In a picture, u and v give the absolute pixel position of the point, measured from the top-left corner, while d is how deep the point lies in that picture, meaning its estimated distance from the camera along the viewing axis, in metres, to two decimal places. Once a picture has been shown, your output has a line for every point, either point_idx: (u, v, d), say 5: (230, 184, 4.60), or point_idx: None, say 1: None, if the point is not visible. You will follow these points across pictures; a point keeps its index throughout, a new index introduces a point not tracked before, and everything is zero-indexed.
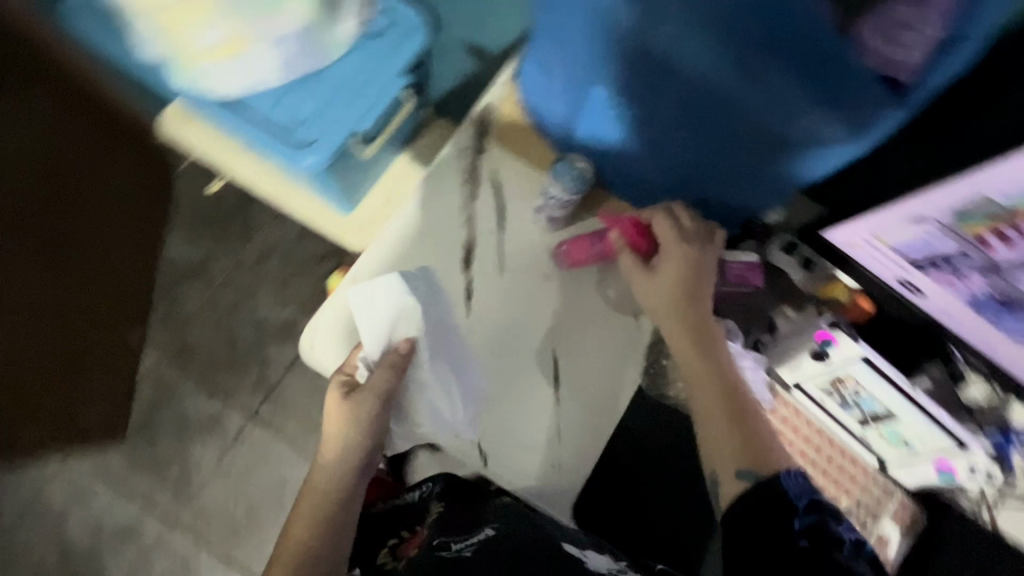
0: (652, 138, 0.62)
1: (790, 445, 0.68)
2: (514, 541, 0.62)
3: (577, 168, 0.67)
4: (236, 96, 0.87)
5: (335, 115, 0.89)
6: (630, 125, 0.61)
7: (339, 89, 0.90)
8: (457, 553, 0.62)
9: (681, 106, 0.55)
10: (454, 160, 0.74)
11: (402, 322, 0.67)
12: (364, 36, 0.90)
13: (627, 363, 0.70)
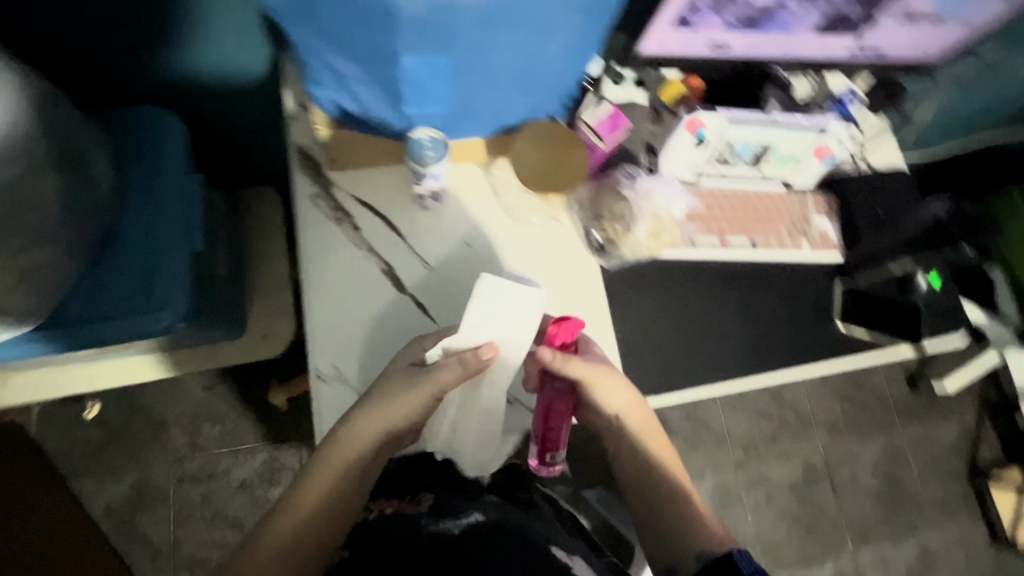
0: (477, 85, 0.58)
1: (721, 220, 0.78)
2: (503, 531, 0.62)
3: (428, 141, 0.61)
4: (49, 313, 0.73)
5: (166, 263, 0.79)
6: (452, 86, 0.57)
7: (150, 234, 0.80)
8: (446, 531, 0.62)
9: (484, 33, 0.53)
10: (314, 211, 0.71)
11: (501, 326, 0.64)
12: (129, 167, 0.81)
13: (577, 254, 0.74)
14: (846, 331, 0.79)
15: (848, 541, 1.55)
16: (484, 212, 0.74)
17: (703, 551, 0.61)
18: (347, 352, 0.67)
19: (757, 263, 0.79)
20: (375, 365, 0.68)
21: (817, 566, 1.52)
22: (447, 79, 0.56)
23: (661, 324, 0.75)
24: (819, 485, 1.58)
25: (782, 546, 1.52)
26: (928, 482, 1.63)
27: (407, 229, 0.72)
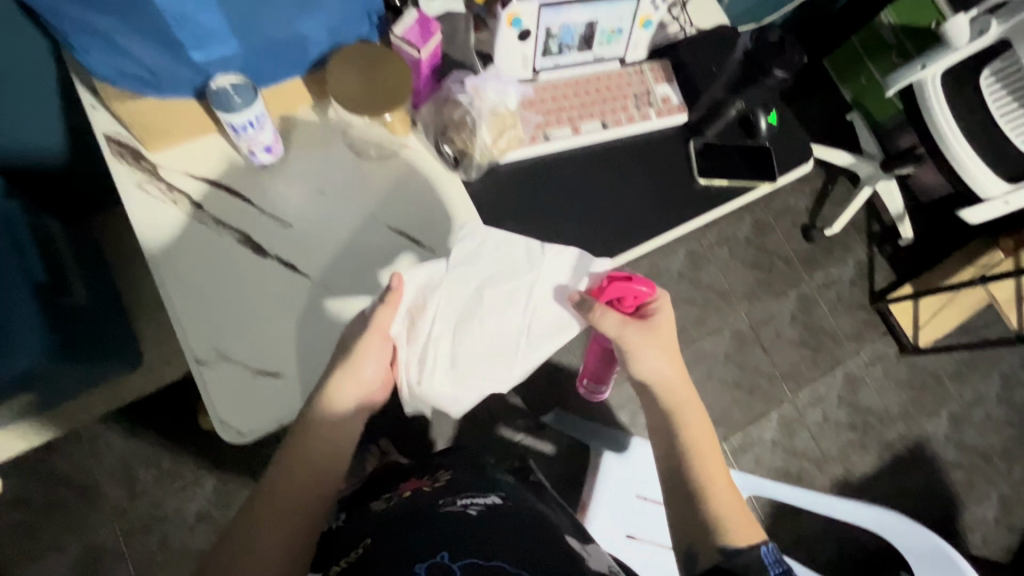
0: (258, 12, 0.53)
1: (569, 108, 0.80)
2: (523, 514, 0.60)
3: (232, 87, 0.57)
4: None
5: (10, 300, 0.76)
6: (228, 20, 0.52)
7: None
8: (462, 508, 0.59)
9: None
10: (144, 199, 0.66)
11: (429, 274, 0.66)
12: None
13: (437, 177, 0.74)
14: (708, 184, 0.84)
15: (786, 389, 1.70)
16: (331, 158, 0.73)
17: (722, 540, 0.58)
18: (223, 331, 0.64)
19: (613, 142, 0.82)
20: (259, 336, 0.65)
21: (766, 419, 1.66)
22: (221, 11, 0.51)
23: (537, 222, 0.77)
24: (750, 348, 1.71)
25: (731, 411, 1.65)
26: (840, 318, 1.80)
27: (256, 193, 0.69)
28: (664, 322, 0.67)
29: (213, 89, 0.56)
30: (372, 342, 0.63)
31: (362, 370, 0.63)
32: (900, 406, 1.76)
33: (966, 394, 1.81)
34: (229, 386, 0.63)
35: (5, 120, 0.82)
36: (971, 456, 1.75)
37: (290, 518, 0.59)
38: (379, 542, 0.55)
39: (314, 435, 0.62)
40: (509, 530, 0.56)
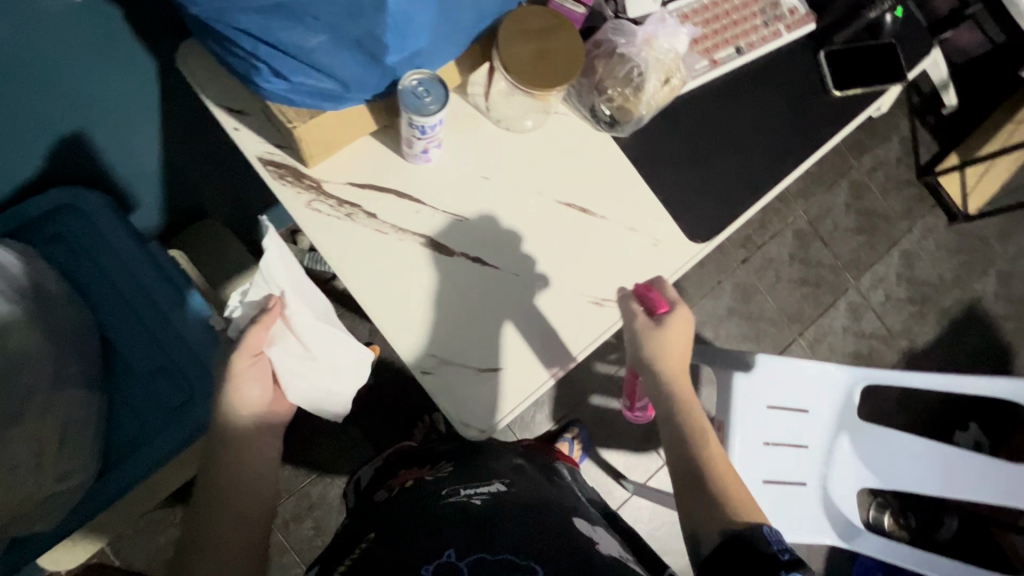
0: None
1: (703, 37, 0.76)
2: (521, 498, 0.70)
3: (419, 85, 0.53)
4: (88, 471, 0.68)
5: (182, 338, 0.76)
6: (432, 11, 0.47)
7: (143, 323, 0.76)
8: (466, 498, 0.69)
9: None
10: (318, 219, 0.63)
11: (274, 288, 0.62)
12: (89, 273, 0.75)
13: (592, 138, 0.71)
14: (844, 95, 0.81)
15: (850, 277, 1.76)
16: (484, 139, 0.69)
17: (727, 523, 0.58)
18: (437, 335, 0.64)
19: (746, 67, 0.79)
20: (463, 337, 0.65)
21: (835, 308, 1.73)
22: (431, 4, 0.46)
23: (690, 167, 0.75)
24: (812, 244, 1.74)
25: (803, 307, 1.71)
26: (891, 197, 1.82)
27: (424, 188, 0.66)
28: (672, 330, 0.67)
29: (401, 88, 0.52)
30: (242, 362, 0.62)
31: (245, 392, 0.64)
32: (953, 273, 1.84)
33: (1010, 249, 1.89)
34: (457, 388, 0.64)
35: (112, 153, 0.76)
36: (1019, 306, 1.86)
37: (244, 501, 0.61)
38: (392, 534, 0.65)
39: (240, 433, 0.63)
40: (514, 512, 0.66)
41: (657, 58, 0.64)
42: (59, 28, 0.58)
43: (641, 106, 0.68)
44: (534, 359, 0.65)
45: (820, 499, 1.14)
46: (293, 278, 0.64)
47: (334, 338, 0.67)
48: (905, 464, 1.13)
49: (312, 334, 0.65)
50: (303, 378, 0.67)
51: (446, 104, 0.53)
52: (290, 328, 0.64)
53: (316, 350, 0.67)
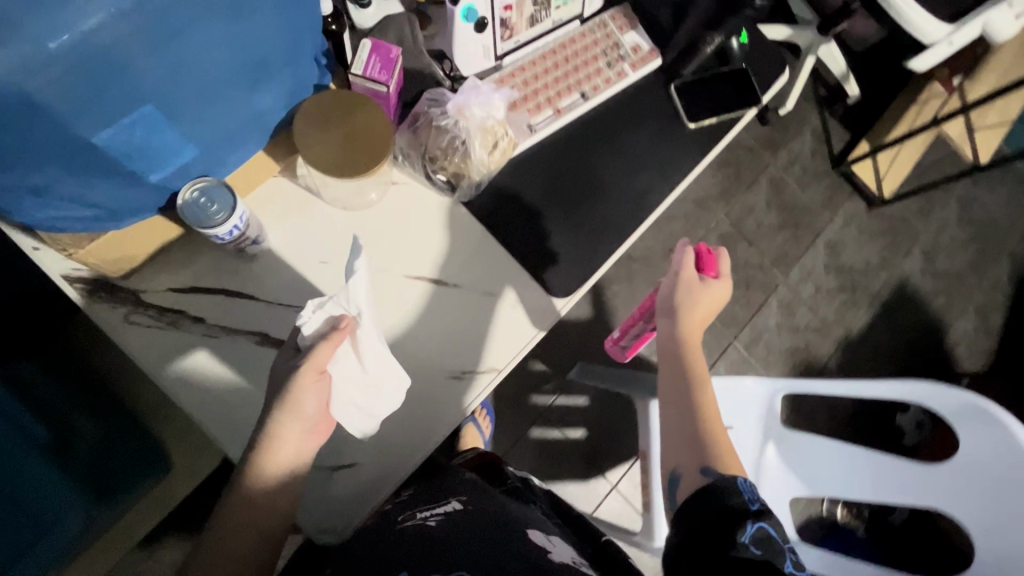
0: (209, 117, 0.47)
1: (546, 86, 0.74)
2: (484, 513, 0.59)
3: (201, 195, 0.50)
4: None
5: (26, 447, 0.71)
6: (180, 135, 0.46)
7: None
8: (422, 521, 0.58)
9: (163, 51, 0.39)
10: (138, 334, 0.59)
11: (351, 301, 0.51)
12: None
13: (434, 207, 0.69)
14: (700, 126, 0.81)
15: (778, 273, 1.77)
16: (318, 219, 0.66)
17: (708, 464, 0.60)
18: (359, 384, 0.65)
19: (595, 110, 0.77)
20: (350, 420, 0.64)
21: (767, 306, 1.75)
22: (167, 129, 0.44)
23: (549, 218, 0.73)
24: (737, 245, 1.76)
25: (735, 309, 1.72)
26: (810, 189, 1.85)
27: (255, 286, 0.62)
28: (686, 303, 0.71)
29: (181, 201, 0.49)
30: (306, 379, 0.54)
31: (302, 406, 0.56)
32: (879, 256, 1.87)
33: (931, 226, 1.93)
34: (314, 487, 0.64)
35: None
36: (946, 280, 1.90)
37: (250, 530, 0.55)
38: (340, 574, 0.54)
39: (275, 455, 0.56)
40: (472, 534, 0.55)
41: (478, 125, 0.62)
42: None
43: (477, 167, 0.64)
44: (471, 388, 0.66)
45: None
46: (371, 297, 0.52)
47: (391, 363, 0.58)
48: (835, 475, 1.09)
49: (377, 359, 0.56)
50: (354, 395, 0.57)
51: (237, 207, 0.51)
52: (356, 350, 0.54)
53: (373, 371, 0.56)
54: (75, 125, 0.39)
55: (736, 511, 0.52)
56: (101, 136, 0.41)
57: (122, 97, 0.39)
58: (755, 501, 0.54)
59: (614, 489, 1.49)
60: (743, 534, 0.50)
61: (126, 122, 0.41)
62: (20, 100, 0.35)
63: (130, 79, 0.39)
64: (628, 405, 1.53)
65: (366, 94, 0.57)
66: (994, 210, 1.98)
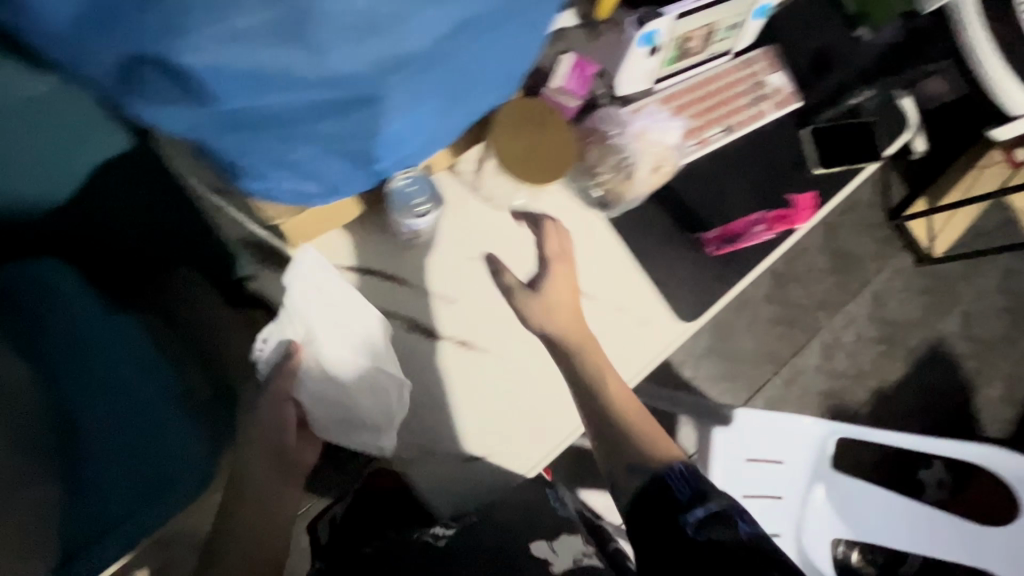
0: (454, 112, 0.48)
1: (694, 116, 0.76)
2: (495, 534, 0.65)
3: (409, 184, 0.54)
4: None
5: (149, 386, 0.63)
6: (429, 129, 0.47)
7: (110, 357, 0.63)
8: (433, 539, 0.64)
9: (471, 62, 0.43)
10: (305, 306, 0.62)
11: (298, 322, 0.61)
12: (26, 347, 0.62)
13: (583, 216, 0.71)
14: (825, 172, 0.82)
15: (823, 316, 1.80)
16: (474, 216, 0.68)
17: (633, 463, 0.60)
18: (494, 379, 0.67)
19: (734, 144, 0.79)
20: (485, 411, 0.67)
21: (808, 347, 1.77)
22: (428, 121, 0.45)
23: (680, 246, 0.75)
24: (788, 284, 1.78)
25: (778, 347, 1.75)
26: (862, 239, 1.88)
27: (415, 273, 0.65)
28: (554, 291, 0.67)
29: (390, 185, 0.53)
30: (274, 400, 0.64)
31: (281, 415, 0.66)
32: (919, 313, 1.90)
33: (971, 290, 1.96)
34: (445, 473, 0.66)
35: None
36: (980, 345, 1.94)
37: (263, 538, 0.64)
38: None
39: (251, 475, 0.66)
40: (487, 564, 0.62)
41: (650, 150, 0.65)
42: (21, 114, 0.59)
43: (637, 188, 0.67)
44: None
45: (793, 550, 1.15)
46: (321, 321, 0.62)
47: (362, 373, 0.63)
48: (877, 513, 1.17)
49: (338, 364, 0.63)
50: (322, 406, 0.64)
51: (433, 199, 0.55)
52: (314, 364, 0.63)
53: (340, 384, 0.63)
54: (372, 110, 0.40)
55: (673, 495, 0.55)
56: (384, 122, 0.42)
57: (426, 101, 0.43)
58: (683, 489, 0.55)
59: None
60: (686, 515, 0.52)
61: (405, 111, 0.42)
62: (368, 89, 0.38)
63: (440, 86, 0.43)
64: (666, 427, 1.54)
65: (557, 110, 0.59)
66: None
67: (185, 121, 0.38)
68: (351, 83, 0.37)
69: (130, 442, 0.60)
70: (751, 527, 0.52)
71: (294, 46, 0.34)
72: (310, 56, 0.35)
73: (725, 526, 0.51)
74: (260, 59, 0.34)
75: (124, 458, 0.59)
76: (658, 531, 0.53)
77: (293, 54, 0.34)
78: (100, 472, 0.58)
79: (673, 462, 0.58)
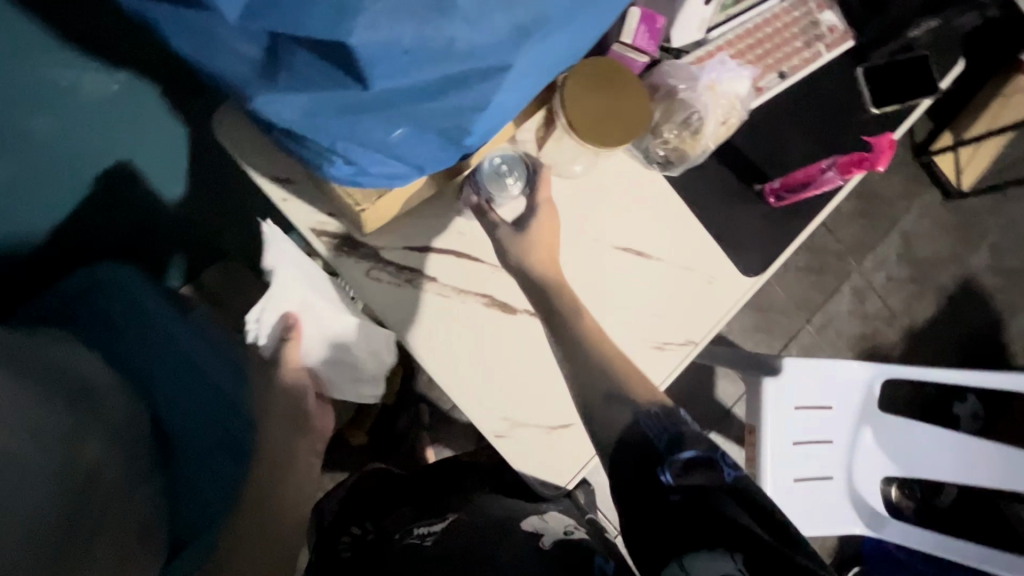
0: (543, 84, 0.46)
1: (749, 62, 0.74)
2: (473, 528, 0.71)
3: (500, 161, 0.61)
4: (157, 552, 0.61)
5: (231, 383, 0.73)
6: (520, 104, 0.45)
7: (192, 363, 0.71)
8: (418, 539, 0.72)
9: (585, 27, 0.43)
10: (378, 288, 0.61)
11: (283, 305, 0.79)
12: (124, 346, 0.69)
13: (647, 177, 0.70)
14: (881, 112, 0.80)
15: (853, 261, 1.79)
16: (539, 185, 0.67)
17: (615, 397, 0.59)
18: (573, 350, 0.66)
19: (790, 90, 0.77)
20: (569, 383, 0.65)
21: (839, 293, 1.77)
22: (523, 96, 0.44)
23: (743, 201, 0.74)
24: (817, 231, 1.76)
25: (809, 295, 1.75)
26: (890, 178, 1.84)
27: (483, 248, 0.64)
28: (541, 228, 0.64)
29: (488, 160, 0.60)
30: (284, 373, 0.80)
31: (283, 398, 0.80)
32: (948, 249, 1.88)
33: (1000, 222, 1.94)
34: (535, 448, 0.64)
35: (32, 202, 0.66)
36: (1010, 278, 1.93)
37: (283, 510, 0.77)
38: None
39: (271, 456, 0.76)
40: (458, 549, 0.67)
41: (719, 102, 0.63)
42: (89, 114, 0.66)
43: (706, 142, 0.65)
44: (669, 359, 0.70)
45: (845, 491, 1.18)
46: (307, 301, 0.80)
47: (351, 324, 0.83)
48: (929, 453, 1.17)
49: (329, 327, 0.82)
50: (331, 364, 0.85)
51: (525, 172, 0.63)
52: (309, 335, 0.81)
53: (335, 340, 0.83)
54: (479, 84, 0.39)
55: (652, 451, 0.55)
56: (489, 97, 0.41)
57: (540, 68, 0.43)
58: (661, 439, 0.55)
59: None
60: (665, 476, 0.53)
61: (509, 86, 0.41)
62: (503, 63, 0.38)
63: (554, 54, 0.43)
64: (706, 382, 1.56)
65: (628, 70, 0.57)
66: None
67: (296, 98, 0.37)
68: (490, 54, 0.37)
69: (217, 432, 0.70)
70: (736, 472, 0.53)
71: (448, 18, 0.34)
72: (463, 27, 0.35)
73: (715, 474, 0.53)
74: (417, 33, 0.34)
75: (218, 449, 0.69)
76: (641, 496, 0.53)
77: (449, 28, 0.35)
78: (194, 455, 0.68)
79: (649, 411, 0.58)
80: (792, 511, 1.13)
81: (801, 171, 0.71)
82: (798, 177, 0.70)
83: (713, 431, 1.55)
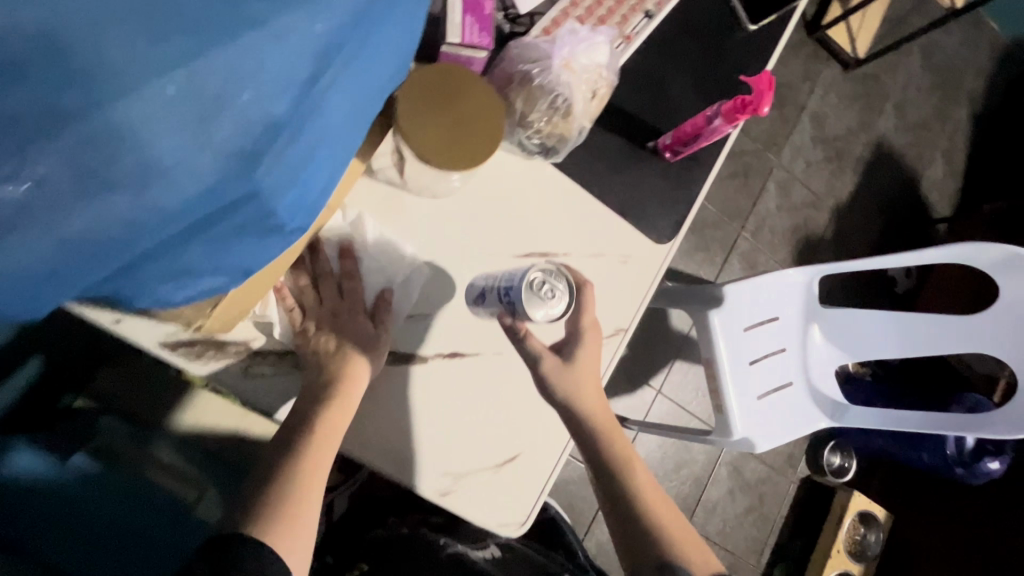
0: (348, 148, 0.38)
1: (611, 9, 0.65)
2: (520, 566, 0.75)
3: (540, 280, 0.52)
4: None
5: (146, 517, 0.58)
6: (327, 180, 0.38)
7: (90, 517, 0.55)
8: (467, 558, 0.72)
9: (346, 96, 0.34)
10: (266, 383, 0.55)
11: None
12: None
13: (531, 172, 0.64)
14: (758, 29, 0.74)
15: (772, 156, 1.79)
16: (416, 216, 0.60)
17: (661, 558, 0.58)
18: (501, 378, 0.62)
19: (659, 30, 0.70)
20: (505, 413, 0.62)
21: (766, 191, 1.78)
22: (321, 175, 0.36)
23: (639, 164, 0.69)
24: None
25: (738, 201, 1.75)
26: (791, 63, 1.81)
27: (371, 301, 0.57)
28: (585, 359, 0.61)
29: (526, 276, 0.52)
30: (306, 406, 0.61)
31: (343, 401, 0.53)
32: (857, 119, 1.91)
33: (899, 80, 1.97)
34: (488, 490, 0.60)
35: None
36: (916, 132, 1.98)
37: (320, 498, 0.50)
38: None
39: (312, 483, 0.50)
40: None
41: (582, 78, 0.55)
42: None
43: (579, 123, 0.58)
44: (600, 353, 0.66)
45: (806, 391, 1.21)
46: None
47: None
48: (871, 335, 1.18)
49: None
50: None
51: (564, 298, 0.53)
52: None
53: None
54: (247, 205, 0.32)
55: None
56: (272, 206, 0.33)
57: (316, 151, 0.34)
58: None
59: (662, 395, 1.56)
60: None
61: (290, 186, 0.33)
62: (242, 190, 0.31)
63: (325, 129, 0.34)
64: (660, 317, 1.56)
65: (467, 79, 0.50)
66: (952, 52, 2.03)
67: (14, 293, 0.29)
68: (214, 193, 0.30)
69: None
70: None
71: (115, 190, 0.27)
72: (149, 187, 0.28)
73: None
74: (77, 229, 0.28)
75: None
76: None
77: (123, 202, 0.28)
78: None
79: None
80: (761, 424, 1.17)
81: (689, 122, 0.65)
82: (687, 130, 0.64)
83: (677, 360, 1.58)
